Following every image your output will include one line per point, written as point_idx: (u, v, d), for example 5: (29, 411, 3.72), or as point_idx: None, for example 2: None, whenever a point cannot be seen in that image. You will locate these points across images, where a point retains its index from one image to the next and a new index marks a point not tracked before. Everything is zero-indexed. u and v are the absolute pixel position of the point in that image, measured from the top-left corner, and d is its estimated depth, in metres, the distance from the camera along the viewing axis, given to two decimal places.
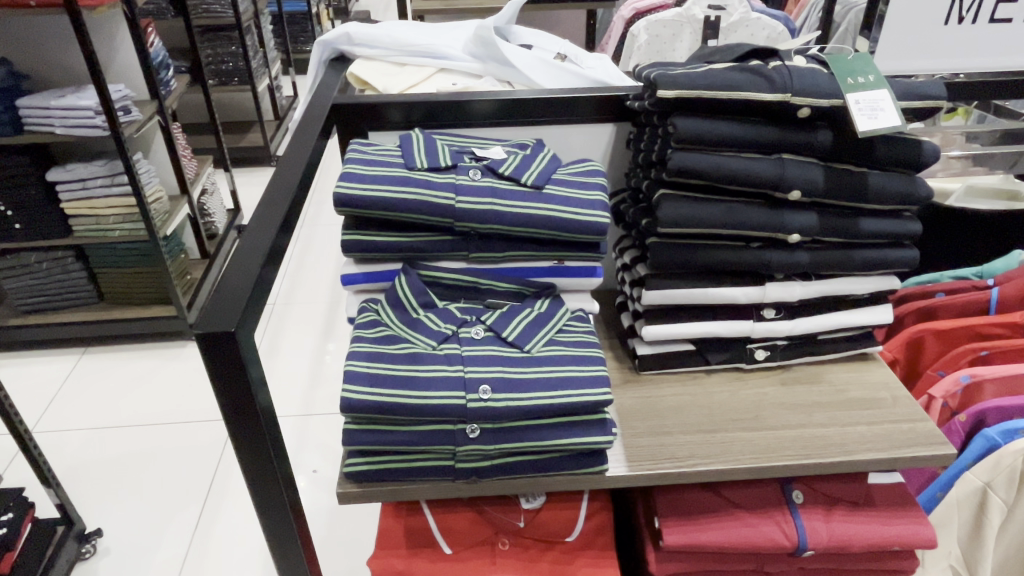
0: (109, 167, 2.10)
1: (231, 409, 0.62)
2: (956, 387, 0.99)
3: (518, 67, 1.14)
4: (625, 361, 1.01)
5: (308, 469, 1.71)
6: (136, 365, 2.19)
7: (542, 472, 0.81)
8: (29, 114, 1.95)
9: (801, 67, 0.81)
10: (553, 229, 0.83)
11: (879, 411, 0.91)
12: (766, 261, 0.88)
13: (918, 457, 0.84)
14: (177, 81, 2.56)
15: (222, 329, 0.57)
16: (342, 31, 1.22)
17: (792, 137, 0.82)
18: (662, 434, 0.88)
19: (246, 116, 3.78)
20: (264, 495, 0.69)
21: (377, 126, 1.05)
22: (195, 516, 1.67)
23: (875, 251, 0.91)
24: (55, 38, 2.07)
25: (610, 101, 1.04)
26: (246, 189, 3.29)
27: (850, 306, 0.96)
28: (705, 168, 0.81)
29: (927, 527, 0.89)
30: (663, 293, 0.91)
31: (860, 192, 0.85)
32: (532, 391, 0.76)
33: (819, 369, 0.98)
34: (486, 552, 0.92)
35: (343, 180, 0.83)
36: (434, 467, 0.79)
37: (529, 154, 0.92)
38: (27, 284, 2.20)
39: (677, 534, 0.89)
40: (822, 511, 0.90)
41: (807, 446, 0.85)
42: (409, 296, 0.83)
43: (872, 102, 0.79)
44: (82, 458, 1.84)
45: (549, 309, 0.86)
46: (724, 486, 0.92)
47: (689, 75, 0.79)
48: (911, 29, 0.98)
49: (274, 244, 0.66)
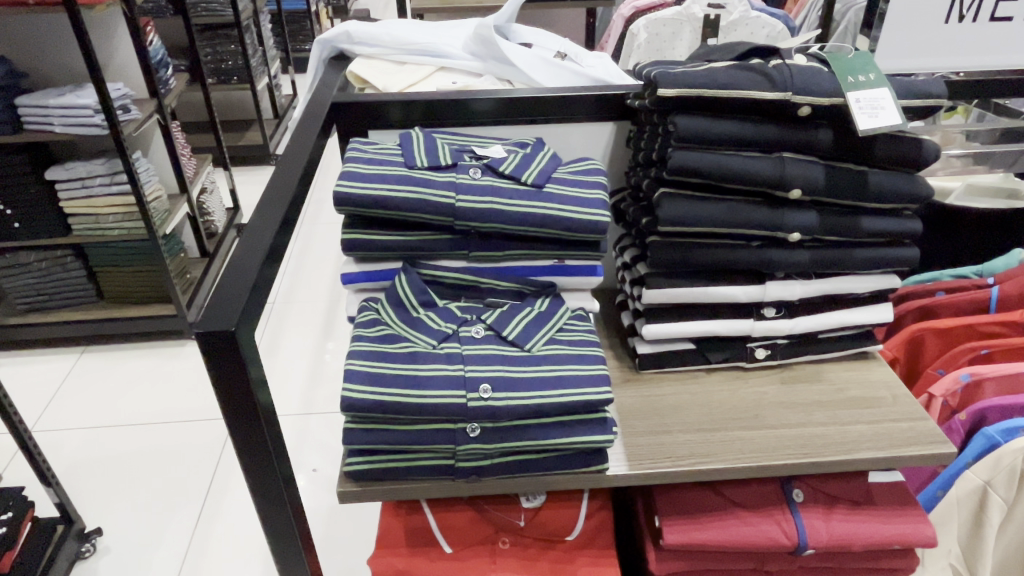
0: (109, 166, 2.10)
1: (231, 408, 0.62)
2: (956, 386, 0.99)
3: (518, 66, 1.13)
4: (625, 360, 1.01)
5: (308, 468, 1.71)
6: (135, 364, 2.18)
7: (542, 472, 0.81)
8: (28, 113, 1.95)
9: (801, 65, 0.81)
10: (553, 228, 0.83)
11: (879, 410, 0.91)
12: (766, 260, 0.88)
13: (919, 456, 0.84)
14: (176, 79, 2.56)
15: (222, 328, 0.57)
16: (342, 30, 1.21)
17: (792, 136, 0.82)
18: (662, 433, 0.88)
19: (246, 115, 3.78)
20: (265, 495, 0.69)
21: (377, 125, 1.05)
22: (195, 515, 1.67)
23: (875, 251, 0.91)
24: (54, 37, 2.07)
25: (610, 99, 1.04)
26: (245, 188, 3.29)
27: (850, 305, 0.96)
28: (705, 167, 0.81)
29: (927, 526, 0.89)
30: (663, 292, 0.91)
31: (861, 191, 0.85)
32: (532, 390, 0.76)
33: (819, 368, 0.98)
34: (486, 552, 0.92)
35: (343, 179, 0.82)
36: (434, 467, 0.79)
37: (529, 153, 0.92)
38: (26, 283, 2.20)
39: (677, 534, 0.89)
40: (822, 510, 0.90)
41: (807, 445, 0.85)
42: (409, 296, 0.83)
43: (873, 101, 0.79)
44: (81, 458, 1.84)
45: (549, 308, 0.85)
46: (724, 485, 0.92)
47: (688, 73, 0.79)
48: (912, 28, 0.98)
49: (274, 244, 0.66)
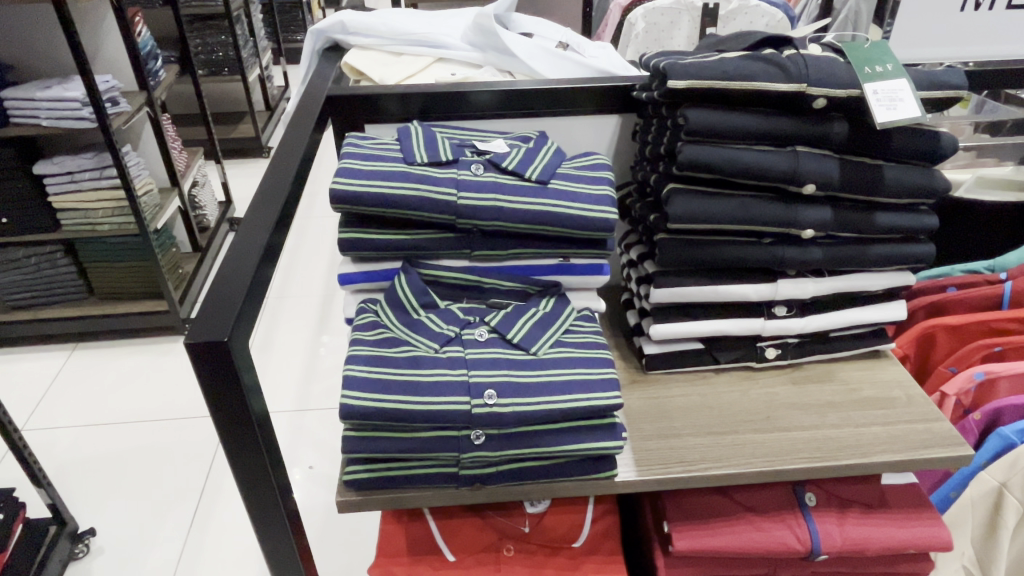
0: (99, 160, 2.06)
1: (223, 420, 0.59)
2: (970, 384, 0.96)
3: (518, 56, 1.10)
4: (632, 360, 0.98)
5: (304, 465, 1.69)
6: (126, 362, 2.14)
7: (549, 479, 0.78)
8: (14, 107, 1.90)
9: (817, 55, 0.78)
10: (560, 225, 0.80)
11: (893, 411, 0.88)
12: (779, 257, 0.85)
13: (935, 458, 0.82)
14: (166, 71, 2.50)
15: (213, 339, 0.53)
16: (336, 20, 1.18)
17: (806, 129, 0.79)
18: (671, 436, 0.85)
19: (237, 107, 3.72)
20: (259, 508, 0.66)
21: (374, 119, 1.01)
22: (189, 516, 1.64)
23: (891, 247, 0.88)
24: (40, 28, 2.02)
25: (615, 91, 1.01)
26: (237, 182, 3.23)
27: (862, 303, 0.94)
28: (716, 162, 0.78)
29: (943, 529, 0.87)
30: (672, 290, 0.88)
31: (876, 186, 0.82)
32: (539, 395, 0.73)
33: (831, 367, 0.96)
34: (490, 559, 0.89)
35: (340, 176, 0.79)
36: (438, 475, 0.76)
37: (532, 147, 0.88)
38: (14, 280, 2.16)
39: (687, 540, 0.87)
40: (835, 514, 0.88)
41: (821, 449, 0.83)
42: (410, 296, 0.80)
43: (891, 92, 0.76)
44: (72, 458, 1.80)
45: (554, 309, 0.82)
46: (735, 489, 0.90)
47: (700, 64, 0.76)
48: (926, 15, 0.96)
49: (269, 244, 0.63)
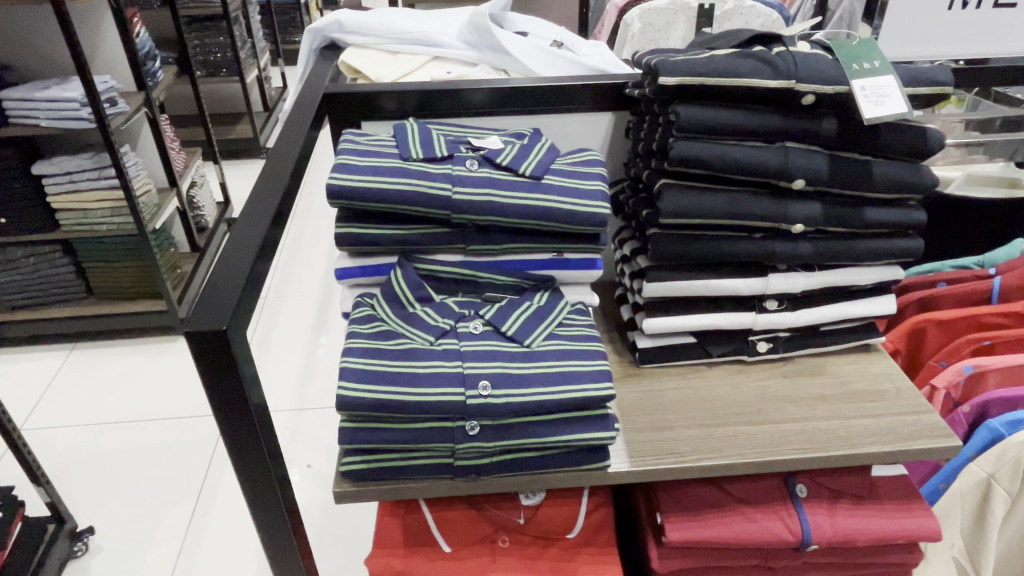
0: (98, 160, 2.07)
1: (222, 410, 0.60)
2: (959, 378, 0.97)
3: (513, 55, 1.11)
4: (625, 354, 1.00)
5: (302, 464, 1.70)
6: (125, 361, 2.15)
7: (543, 469, 0.79)
8: (12, 107, 1.91)
9: (807, 53, 0.79)
10: (553, 220, 0.81)
11: (883, 404, 0.89)
12: (769, 251, 0.87)
13: (924, 449, 0.83)
14: (164, 71, 2.51)
15: (211, 328, 0.55)
16: (332, 19, 1.19)
17: (795, 126, 0.80)
18: (663, 429, 0.87)
19: (236, 107, 3.74)
20: (257, 497, 0.67)
21: (371, 116, 1.02)
22: (188, 513, 1.65)
23: (880, 242, 0.90)
24: (39, 30, 2.03)
25: (608, 89, 1.02)
26: (235, 183, 3.24)
27: (852, 297, 0.95)
28: (707, 158, 0.79)
29: (932, 520, 0.88)
30: (665, 285, 0.89)
31: (865, 181, 0.84)
32: (531, 386, 0.74)
33: (822, 361, 0.97)
34: (485, 551, 0.91)
35: (337, 172, 0.80)
36: (434, 465, 0.77)
37: (526, 144, 0.90)
38: (13, 280, 2.16)
39: (680, 531, 0.88)
40: (826, 505, 0.89)
41: (812, 440, 0.84)
42: (405, 290, 0.81)
43: (879, 89, 0.77)
44: (71, 457, 1.81)
45: (547, 302, 0.83)
46: (728, 481, 0.91)
47: (691, 61, 0.77)
48: (915, 14, 0.97)
49: (266, 238, 0.64)
